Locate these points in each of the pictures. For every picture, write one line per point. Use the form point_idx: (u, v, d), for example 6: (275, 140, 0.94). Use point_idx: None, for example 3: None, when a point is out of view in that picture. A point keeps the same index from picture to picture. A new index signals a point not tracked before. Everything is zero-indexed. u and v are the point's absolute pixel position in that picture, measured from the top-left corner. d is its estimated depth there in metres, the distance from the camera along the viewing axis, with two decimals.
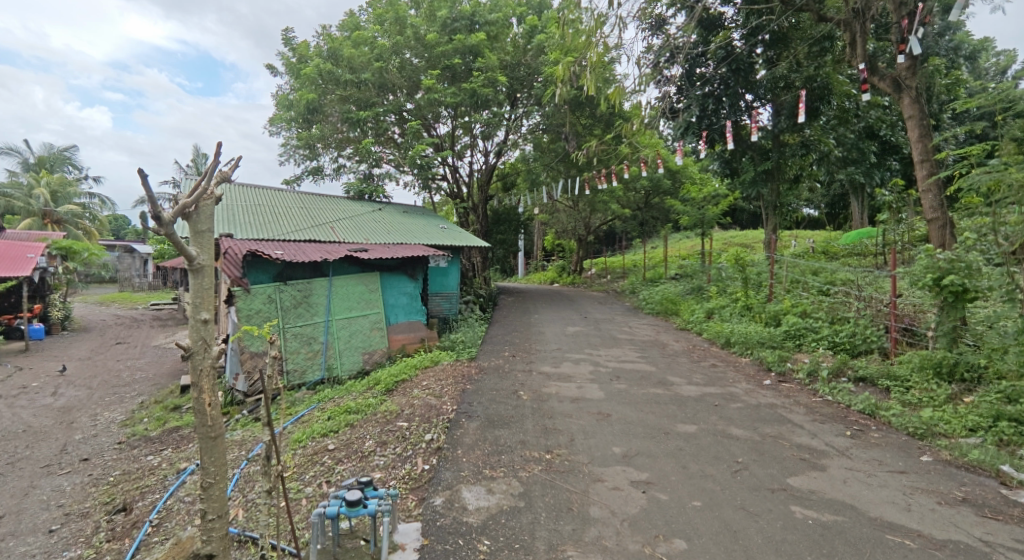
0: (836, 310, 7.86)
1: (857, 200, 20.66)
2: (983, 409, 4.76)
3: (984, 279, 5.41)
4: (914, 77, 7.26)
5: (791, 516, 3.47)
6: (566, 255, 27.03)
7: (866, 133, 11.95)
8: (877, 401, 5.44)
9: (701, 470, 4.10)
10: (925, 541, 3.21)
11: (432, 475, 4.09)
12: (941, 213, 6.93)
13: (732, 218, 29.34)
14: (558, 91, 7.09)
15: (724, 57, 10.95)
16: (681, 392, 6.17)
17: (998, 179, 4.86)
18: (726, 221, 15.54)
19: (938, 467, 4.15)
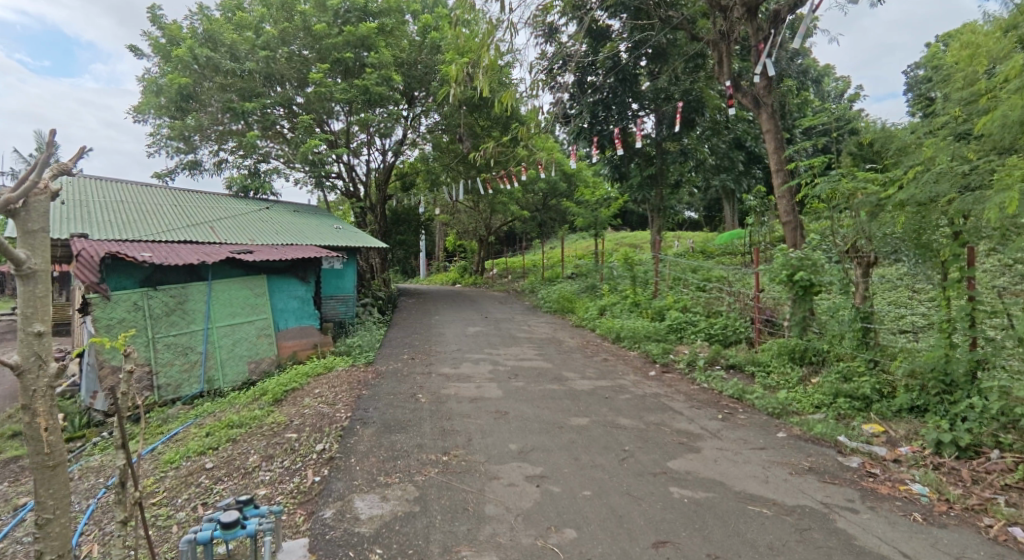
0: (712, 304, 8.59)
1: (729, 203, 22.73)
2: (826, 388, 5.41)
3: (826, 275, 6.14)
4: (770, 95, 8.12)
5: (669, 496, 3.75)
6: (467, 256, 27.20)
7: (735, 143, 13.28)
8: (744, 386, 6.03)
9: (592, 461, 4.32)
10: (778, 507, 3.58)
11: (323, 487, 3.96)
12: (793, 216, 7.79)
13: (622, 220, 31.10)
14: (451, 92, 7.13)
15: (611, 67, 11.50)
16: (576, 387, 6.44)
17: (835, 188, 5.57)
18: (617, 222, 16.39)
19: (791, 441, 4.68)
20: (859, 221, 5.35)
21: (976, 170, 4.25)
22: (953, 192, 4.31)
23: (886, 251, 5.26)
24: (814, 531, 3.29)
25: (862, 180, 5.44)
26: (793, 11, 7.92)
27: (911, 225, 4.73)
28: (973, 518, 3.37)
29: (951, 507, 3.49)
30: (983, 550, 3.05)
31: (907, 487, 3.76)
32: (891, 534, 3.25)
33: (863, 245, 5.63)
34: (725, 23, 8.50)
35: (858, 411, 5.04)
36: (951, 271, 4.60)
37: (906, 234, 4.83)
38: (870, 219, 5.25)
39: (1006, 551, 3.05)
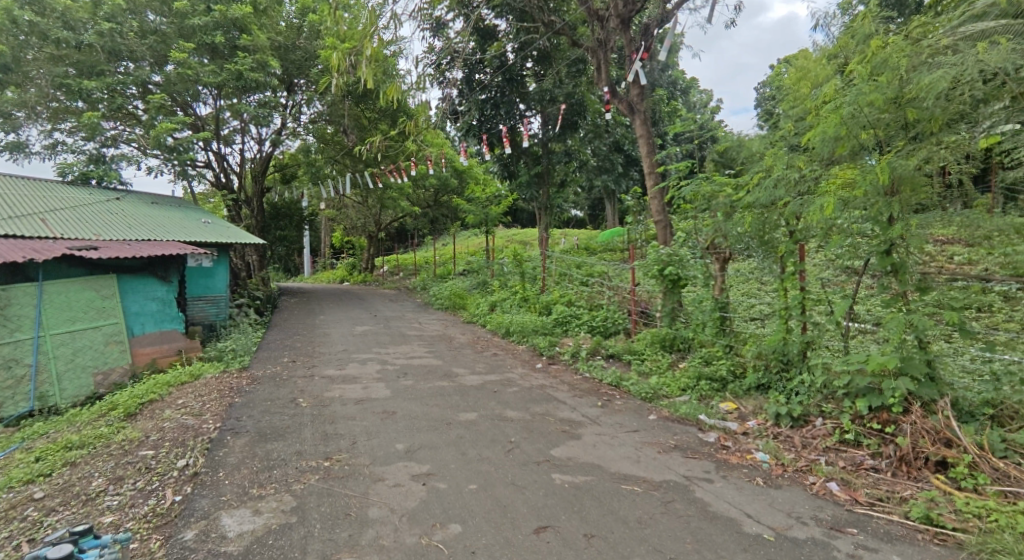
0: (594, 298, 9.04)
1: (611, 203, 24.16)
2: (690, 372, 5.91)
3: (691, 270, 6.70)
4: (642, 102, 8.64)
5: (552, 483, 3.91)
6: (355, 253, 26.31)
7: (614, 146, 14.02)
8: (621, 374, 6.42)
9: (478, 455, 4.38)
10: (648, 484, 3.86)
11: (184, 507, 3.66)
12: (663, 215, 8.39)
13: (513, 217, 31.73)
14: (332, 81, 6.86)
15: (499, 67, 11.74)
16: (465, 382, 6.48)
17: (697, 191, 6.14)
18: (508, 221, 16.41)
19: (660, 423, 5.05)
20: (717, 221, 5.91)
21: (804, 178, 4.90)
22: (788, 196, 4.93)
23: (739, 249, 5.84)
24: (677, 502, 3.59)
25: (717, 184, 6.01)
26: (661, 26, 8.52)
27: (756, 225, 5.33)
28: (801, 478, 3.86)
29: (785, 470, 3.97)
30: (809, 504, 3.51)
31: (752, 456, 4.22)
32: (739, 498, 3.63)
33: (719, 243, 6.21)
34: (601, 32, 8.94)
35: (717, 392, 5.55)
36: (787, 265, 5.20)
37: (752, 232, 5.42)
38: (726, 219, 5.83)
39: (826, 503, 3.52)
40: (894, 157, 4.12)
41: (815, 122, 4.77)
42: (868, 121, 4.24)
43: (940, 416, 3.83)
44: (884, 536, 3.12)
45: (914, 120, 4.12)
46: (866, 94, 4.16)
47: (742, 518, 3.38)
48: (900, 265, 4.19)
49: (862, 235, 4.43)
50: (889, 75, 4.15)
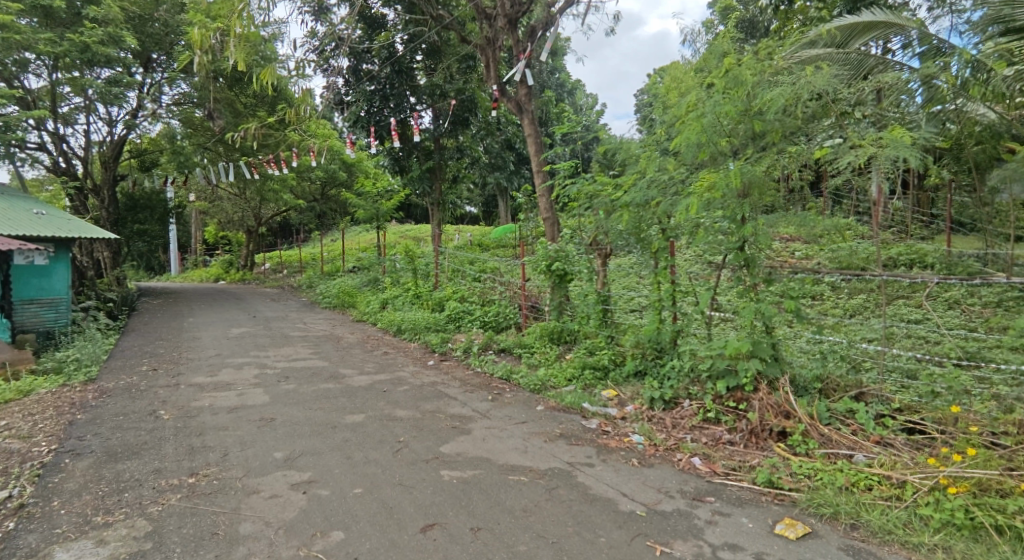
0: (486, 294, 9.18)
1: (504, 200, 24.58)
2: (576, 362, 6.19)
3: (576, 265, 7.01)
4: (530, 102, 8.84)
5: (440, 480, 3.93)
6: (231, 248, 24.53)
7: (506, 144, 14.26)
8: (511, 367, 6.60)
9: (365, 457, 4.30)
10: (534, 473, 4.01)
11: (6, 545, 3.23)
12: (552, 213, 8.63)
13: (405, 212, 31.35)
14: (195, 60, 6.37)
15: (386, 58, 11.48)
16: (352, 383, 6.32)
17: (581, 191, 6.47)
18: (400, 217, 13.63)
19: (547, 413, 5.27)
20: (598, 219, 6.22)
21: (671, 180, 5.31)
22: (660, 197, 5.33)
23: (619, 245, 6.22)
24: (561, 488, 3.77)
25: (598, 184, 6.32)
26: (546, 29, 8.81)
27: (633, 221, 5.69)
28: (670, 455, 4.22)
29: (657, 449, 4.32)
30: (677, 479, 3.85)
31: (628, 439, 4.53)
32: (616, 479, 3.88)
33: (602, 240, 6.59)
34: (489, 30, 9.06)
35: (599, 379, 5.86)
36: (659, 260, 5.58)
37: (630, 230, 5.79)
38: (606, 217, 6.18)
39: (691, 476, 3.88)
40: (746, 163, 4.61)
41: (679, 129, 5.16)
42: (724, 130, 4.68)
43: (781, 392, 4.36)
44: (736, 502, 3.50)
45: (760, 131, 4.63)
46: (723, 105, 4.61)
47: (619, 497, 3.62)
48: (751, 259, 4.66)
49: (721, 233, 4.88)
50: (738, 89, 4.64)
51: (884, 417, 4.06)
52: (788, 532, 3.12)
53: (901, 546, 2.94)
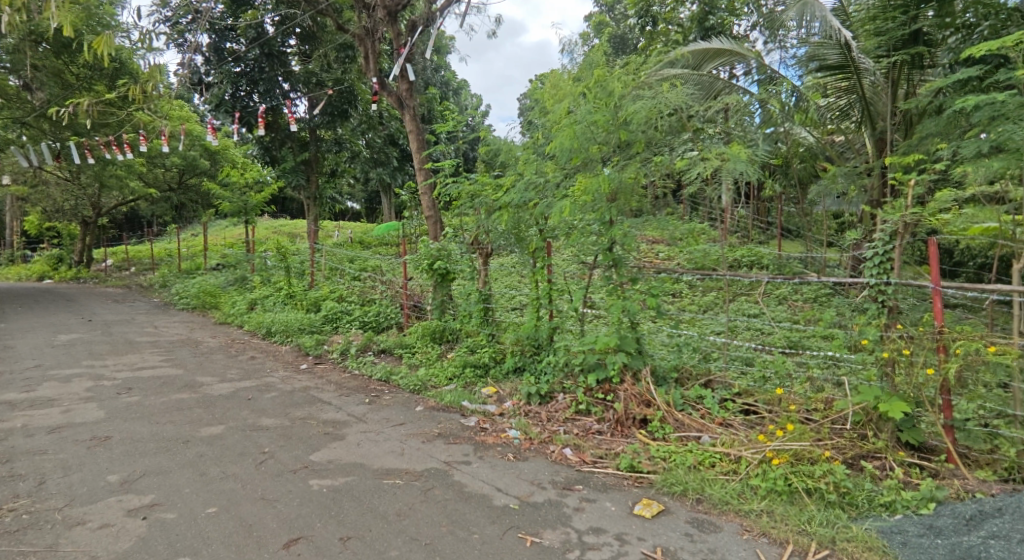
0: (366, 293, 8.96)
1: (385, 196, 24.05)
2: (457, 360, 6.24)
3: (459, 264, 7.06)
4: (412, 98, 8.71)
5: (308, 490, 3.78)
6: (63, 242, 21.53)
7: (389, 140, 13.96)
8: (391, 368, 6.50)
9: (222, 473, 4.02)
10: (409, 476, 4.00)
11: None
12: (434, 211, 8.52)
13: (278, 205, 29.61)
14: (9, 23, 5.53)
15: (254, 39, 10.78)
16: (211, 393, 5.87)
17: (461, 190, 6.53)
18: (272, 210, 12.66)
19: (426, 413, 5.28)
20: (480, 218, 6.30)
21: (548, 183, 5.50)
22: (537, 199, 5.52)
23: (500, 244, 6.37)
24: (436, 489, 3.80)
25: (480, 184, 6.34)
26: (427, 25, 8.67)
27: (512, 222, 5.84)
28: (544, 448, 4.42)
29: (532, 443, 4.51)
30: (549, 470, 4.05)
31: (505, 434, 4.68)
32: (491, 475, 3.99)
33: (483, 239, 6.69)
34: (368, 20, 8.80)
35: (480, 377, 5.97)
36: (537, 259, 5.85)
37: (509, 230, 5.94)
38: (487, 216, 6.29)
39: (562, 467, 4.10)
40: (613, 170, 4.91)
41: (554, 135, 5.33)
42: (594, 138, 4.94)
43: (643, 382, 4.73)
44: (601, 488, 3.75)
45: (626, 141, 4.95)
46: (592, 115, 4.87)
47: (493, 493, 3.73)
48: (619, 259, 4.98)
49: (592, 234, 5.16)
50: (606, 100, 4.94)
51: (727, 401, 4.57)
52: (645, 512, 3.41)
53: (735, 514, 3.33)
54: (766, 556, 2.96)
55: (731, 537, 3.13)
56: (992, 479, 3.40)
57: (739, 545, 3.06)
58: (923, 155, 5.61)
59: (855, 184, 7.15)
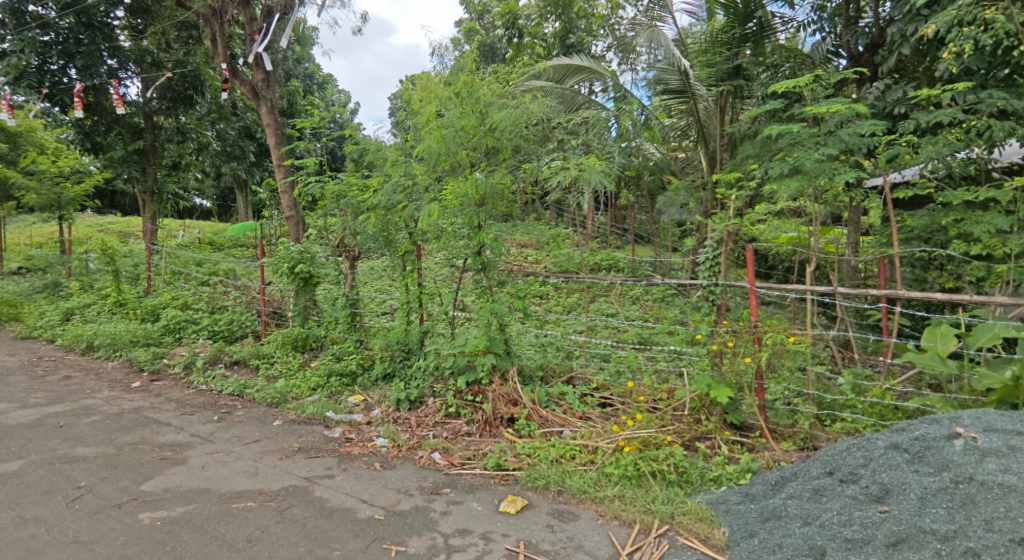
0: (215, 300, 8.26)
1: (241, 195, 22.25)
2: (321, 370, 5.99)
3: (322, 268, 6.76)
4: (268, 89, 8.16)
5: (138, 525, 3.43)
6: None
7: (244, 133, 13.00)
8: (244, 381, 6.07)
9: (20, 517, 3.50)
10: (262, 497, 3.78)
11: None
12: (295, 211, 8.05)
13: (107, 200, 26.20)
14: None
15: (68, 4, 9.41)
16: (9, 422, 5.06)
17: (323, 189, 6.26)
18: (86, 203, 11.09)
19: (285, 427, 5.02)
20: (345, 220, 6.08)
21: (417, 185, 5.45)
22: (404, 201, 5.45)
23: (367, 247, 6.22)
24: (293, 508, 3.63)
25: (345, 184, 6.11)
26: (285, 12, 8.19)
27: (380, 224, 5.71)
28: (412, 454, 4.41)
29: (400, 450, 4.47)
30: (416, 476, 4.05)
31: (372, 443, 4.60)
32: (356, 487, 3.90)
33: (349, 242, 6.47)
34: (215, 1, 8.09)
35: (347, 386, 5.78)
36: (407, 263, 5.79)
37: (376, 232, 5.81)
38: (354, 217, 6.09)
39: (429, 471, 4.13)
40: (481, 175, 4.98)
41: (421, 137, 5.29)
42: (462, 143, 4.98)
43: (510, 383, 4.89)
44: (468, 489, 3.84)
45: (492, 147, 5.04)
46: (460, 120, 4.89)
47: (357, 505, 3.65)
48: (487, 263, 5.06)
49: (460, 238, 5.18)
50: (473, 106, 4.96)
51: (587, 395, 4.89)
52: (510, 508, 3.55)
53: (592, 501, 3.59)
54: (616, 538, 3.22)
55: (587, 523, 3.38)
56: (792, 448, 3.99)
57: (593, 530, 3.31)
58: (746, 173, 6.43)
59: (693, 197, 7.98)
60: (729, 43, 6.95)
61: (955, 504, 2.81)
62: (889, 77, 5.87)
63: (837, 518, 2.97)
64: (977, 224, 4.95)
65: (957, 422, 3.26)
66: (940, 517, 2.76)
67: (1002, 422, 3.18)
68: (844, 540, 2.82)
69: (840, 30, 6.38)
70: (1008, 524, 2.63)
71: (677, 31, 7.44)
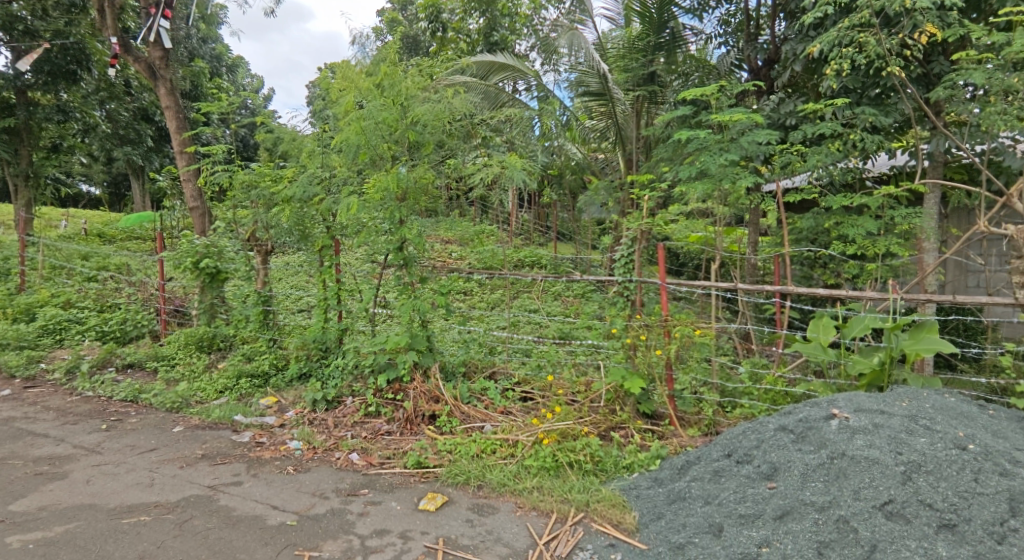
0: (105, 297, 7.62)
1: (138, 183, 20.58)
2: (229, 372, 5.68)
3: (231, 263, 6.39)
4: (167, 69, 7.57)
5: (7, 549, 3.11)
6: None
7: (140, 115, 12.33)
8: (140, 386, 5.64)
9: None
10: (158, 510, 3.54)
11: None
12: (200, 202, 7.55)
13: None
14: None
15: None
16: None
17: (231, 178, 5.91)
18: None
19: (187, 433, 4.73)
20: (256, 212, 5.79)
21: (335, 178, 5.27)
22: (321, 193, 5.26)
23: (282, 241, 5.96)
24: (195, 520, 3.43)
25: (257, 174, 5.80)
26: None
27: (295, 218, 5.47)
28: (329, 456, 4.29)
29: (315, 452, 4.34)
30: (333, 478, 3.95)
31: (285, 446, 4.43)
32: (266, 493, 3.75)
33: (261, 235, 6.15)
34: None
35: (258, 388, 5.52)
36: (325, 258, 5.60)
37: (291, 227, 5.58)
38: (266, 210, 5.79)
39: (347, 473, 4.03)
40: (403, 170, 4.89)
41: (340, 128, 5.13)
42: (383, 136, 4.86)
43: (432, 379, 4.85)
44: (387, 488, 3.79)
45: (415, 141, 4.96)
46: (381, 112, 4.77)
47: (267, 512, 3.50)
48: (409, 259, 4.98)
49: (381, 233, 5.05)
50: (394, 98, 4.86)
51: (508, 390, 4.95)
52: (429, 505, 3.54)
53: (511, 494, 3.65)
54: (534, 529, 3.30)
55: (505, 516, 3.44)
56: (698, 434, 4.24)
57: (511, 522, 3.38)
58: (659, 175, 6.73)
59: (612, 197, 8.27)
60: (644, 50, 7.21)
61: (830, 477, 3.09)
62: (783, 90, 6.33)
63: (733, 496, 3.20)
64: (854, 226, 5.44)
65: (834, 404, 3.58)
66: (818, 490, 3.04)
67: (870, 402, 3.51)
68: (738, 516, 3.05)
69: (742, 44, 6.86)
70: (872, 493, 2.92)
71: (597, 35, 7.66)
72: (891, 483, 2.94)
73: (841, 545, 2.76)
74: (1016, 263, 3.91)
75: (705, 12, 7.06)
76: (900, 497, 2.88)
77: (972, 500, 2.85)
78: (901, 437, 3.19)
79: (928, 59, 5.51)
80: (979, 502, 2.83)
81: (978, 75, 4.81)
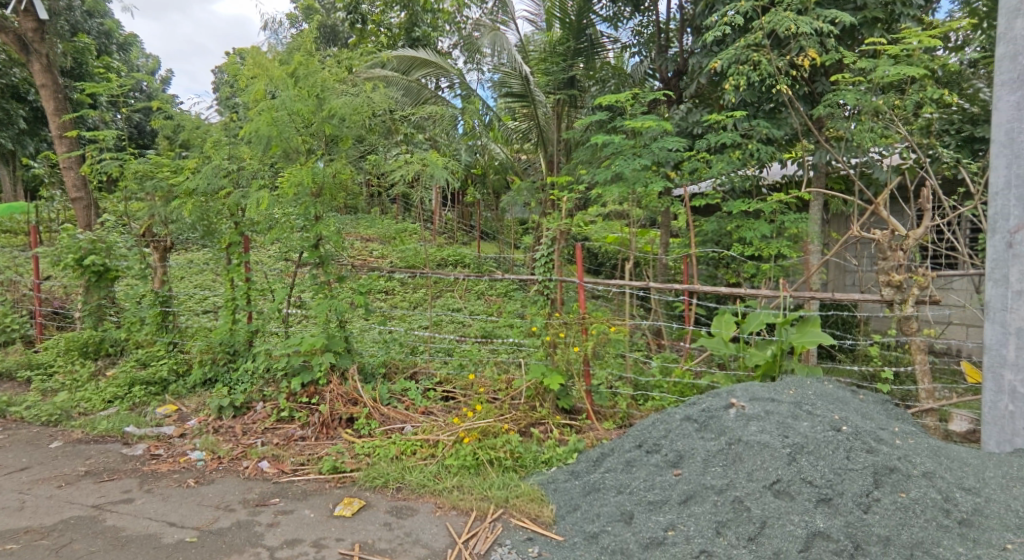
0: None
1: (6, 170, 18.26)
2: (119, 379, 5.19)
3: (122, 260, 5.84)
4: (42, 42, 6.75)
5: None
6: None
7: (10, 93, 11.57)
8: (9, 398, 5.03)
9: None
10: (30, 536, 3.17)
11: None
12: (84, 192, 6.81)
13: None
14: None
15: None
16: None
17: (120, 167, 5.39)
18: None
19: (68, 449, 4.28)
20: (152, 206, 5.33)
21: (244, 170, 4.96)
22: (228, 186, 4.93)
23: (182, 236, 5.53)
24: (75, 543, 3.11)
25: (153, 164, 5.33)
26: None
27: (198, 213, 5.09)
28: (235, 465, 4.04)
29: (220, 462, 4.07)
30: (239, 489, 3.72)
31: (186, 457, 4.12)
32: (162, 509, 3.47)
33: (158, 230, 5.66)
34: None
35: (154, 395, 5.10)
36: (232, 255, 5.22)
37: (194, 222, 5.19)
38: (164, 203, 5.32)
39: (256, 482, 3.82)
40: (318, 164, 4.69)
41: (250, 118, 4.86)
42: (297, 128, 4.65)
43: (350, 381, 4.71)
44: (300, 496, 3.63)
45: (332, 135, 4.78)
46: (294, 103, 4.57)
47: (162, 530, 3.24)
48: (326, 256, 4.78)
49: (294, 230, 4.81)
50: (309, 89, 4.65)
51: (429, 390, 4.89)
52: (345, 511, 3.44)
53: (431, 495, 3.63)
54: (453, 528, 3.30)
55: (425, 517, 3.41)
56: (613, 427, 4.43)
57: (431, 523, 3.36)
58: (576, 177, 6.94)
59: (534, 197, 8.41)
60: (564, 54, 7.46)
61: (728, 461, 3.33)
62: (690, 101, 6.72)
63: (643, 484, 3.40)
64: (750, 229, 5.90)
65: (733, 395, 3.87)
66: (718, 474, 3.27)
67: (763, 392, 3.82)
68: (648, 503, 3.25)
69: (654, 55, 7.23)
70: (763, 473, 3.17)
71: (520, 38, 7.76)
72: (778, 464, 3.19)
73: (736, 523, 2.99)
74: (884, 264, 4.42)
75: (620, 22, 7.38)
76: (785, 476, 3.13)
77: (844, 475, 3.10)
78: (787, 422, 3.47)
79: (812, 79, 6.08)
80: (850, 477, 3.08)
81: (851, 96, 5.38)
